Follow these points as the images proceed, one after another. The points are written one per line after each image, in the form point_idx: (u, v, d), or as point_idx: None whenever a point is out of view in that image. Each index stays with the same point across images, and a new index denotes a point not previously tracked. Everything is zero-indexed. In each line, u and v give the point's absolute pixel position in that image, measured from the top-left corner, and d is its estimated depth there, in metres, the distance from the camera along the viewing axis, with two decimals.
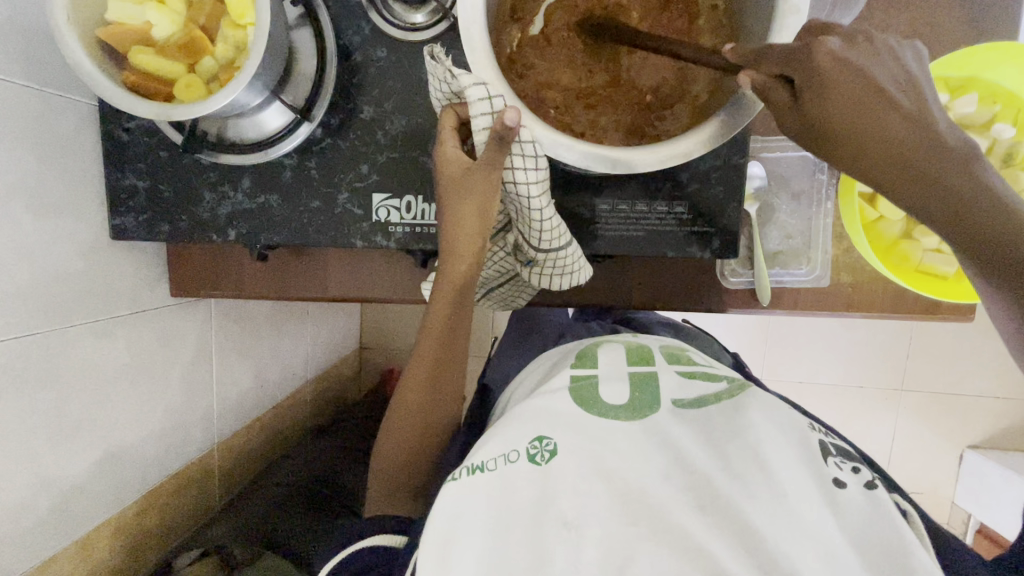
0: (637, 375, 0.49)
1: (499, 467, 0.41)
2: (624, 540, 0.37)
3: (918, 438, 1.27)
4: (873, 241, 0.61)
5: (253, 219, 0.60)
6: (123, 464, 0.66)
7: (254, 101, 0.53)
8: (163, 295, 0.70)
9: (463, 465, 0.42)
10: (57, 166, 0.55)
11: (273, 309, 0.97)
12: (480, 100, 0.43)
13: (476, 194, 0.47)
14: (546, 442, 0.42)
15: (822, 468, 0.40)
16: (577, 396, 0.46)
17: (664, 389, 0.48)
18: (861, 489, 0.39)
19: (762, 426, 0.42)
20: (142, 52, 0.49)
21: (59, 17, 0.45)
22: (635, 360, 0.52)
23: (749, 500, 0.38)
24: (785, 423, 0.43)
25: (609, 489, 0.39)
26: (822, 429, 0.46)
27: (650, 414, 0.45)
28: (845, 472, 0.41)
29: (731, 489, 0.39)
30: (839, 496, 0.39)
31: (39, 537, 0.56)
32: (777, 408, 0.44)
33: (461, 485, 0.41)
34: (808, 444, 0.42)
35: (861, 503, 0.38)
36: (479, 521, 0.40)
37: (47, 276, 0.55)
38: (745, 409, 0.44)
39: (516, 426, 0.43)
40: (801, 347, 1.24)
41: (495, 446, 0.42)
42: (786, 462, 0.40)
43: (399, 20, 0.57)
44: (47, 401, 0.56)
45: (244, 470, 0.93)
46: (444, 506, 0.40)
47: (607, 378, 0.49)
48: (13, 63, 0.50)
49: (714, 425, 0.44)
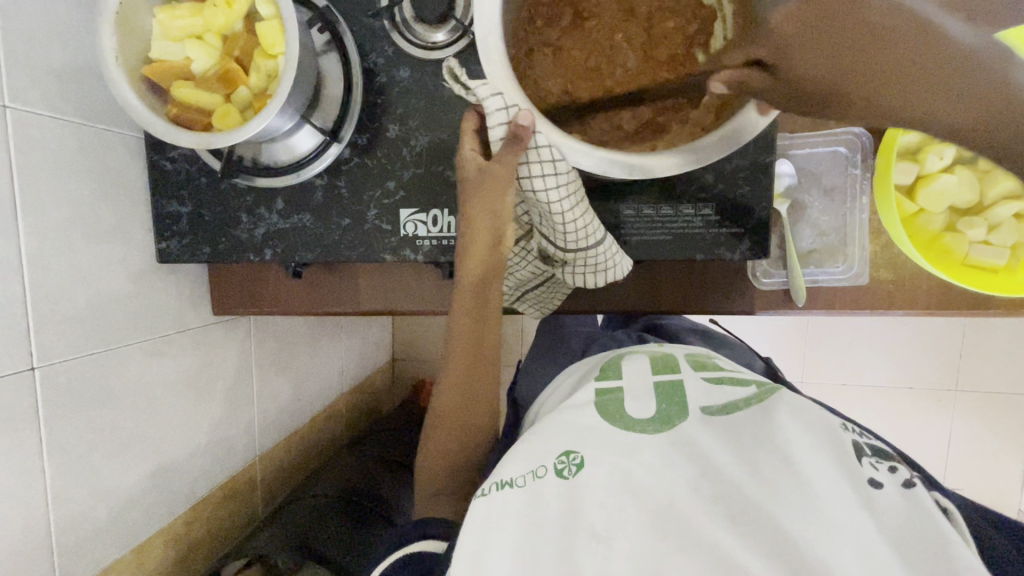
0: (663, 387, 0.48)
1: (528, 484, 0.41)
2: (652, 554, 0.36)
3: (976, 441, 1.20)
4: (912, 237, 0.58)
5: (287, 238, 0.62)
6: (173, 477, 0.69)
7: (285, 126, 0.55)
8: (206, 314, 0.73)
9: (492, 481, 0.42)
10: (106, 196, 0.59)
11: (308, 325, 1.00)
12: (498, 110, 0.46)
13: (490, 195, 0.49)
14: (572, 455, 0.41)
15: (856, 468, 0.38)
16: (602, 409, 0.45)
17: (691, 398, 0.46)
18: (898, 488, 0.37)
19: (793, 430, 0.40)
20: (182, 86, 0.52)
21: (107, 59, 0.49)
22: (659, 368, 0.50)
23: (778, 504, 0.36)
24: (816, 424, 0.41)
25: (630, 507, 0.38)
26: (855, 428, 0.43)
27: (679, 424, 0.43)
28: (882, 472, 0.38)
29: (758, 495, 0.37)
30: (875, 497, 0.37)
31: (101, 545, 0.60)
32: (804, 409, 0.42)
33: (491, 500, 0.41)
34: (841, 445, 0.39)
35: (899, 505, 0.36)
36: (510, 536, 0.39)
37: (100, 300, 0.59)
38: (773, 413, 0.42)
39: (543, 440, 0.43)
40: (843, 347, 1.20)
41: (521, 463, 0.42)
42: (818, 463, 0.38)
43: (420, 39, 0.58)
44: (104, 418, 0.59)
45: (283, 482, 0.95)
46: (475, 519, 0.40)
47: (633, 393, 0.47)
48: (66, 102, 0.54)
49: (742, 436, 0.42)
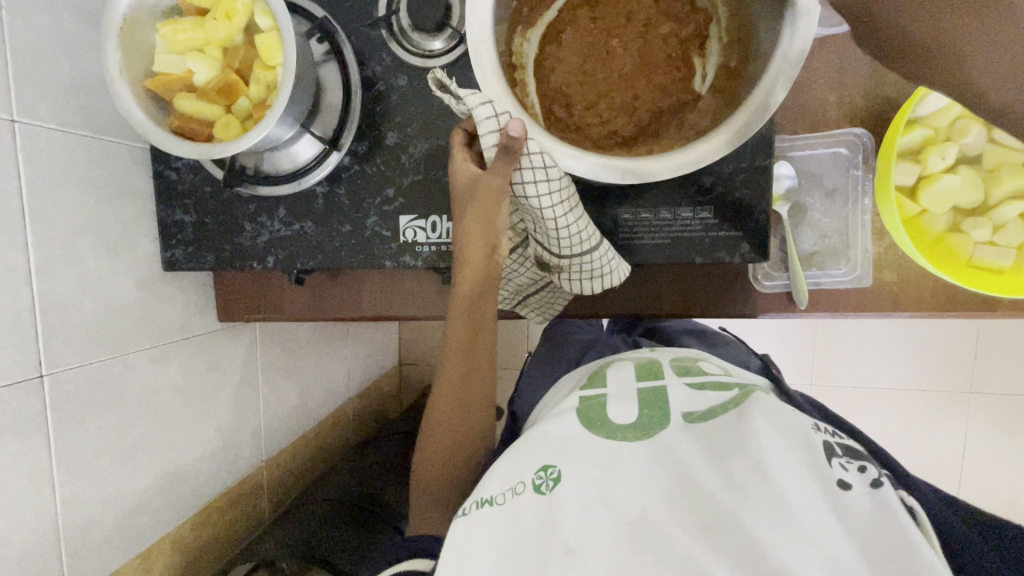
0: (645, 393, 0.47)
1: (507, 501, 0.41)
2: (631, 567, 0.36)
3: (992, 444, 1.18)
4: (915, 238, 0.57)
5: (288, 246, 0.63)
6: (180, 482, 0.70)
7: (285, 135, 0.56)
8: (212, 321, 0.74)
9: (473, 499, 0.42)
10: (113, 206, 0.60)
11: (315, 330, 1.01)
12: (487, 119, 0.46)
13: (482, 203, 0.48)
14: (550, 471, 0.41)
15: (825, 470, 0.38)
16: (584, 418, 0.45)
17: (671, 403, 0.46)
18: (867, 489, 0.37)
19: (767, 432, 0.40)
20: (184, 98, 0.53)
21: (113, 74, 0.50)
22: (643, 375, 0.50)
23: (753, 512, 0.36)
24: (789, 426, 0.40)
25: (623, 513, 0.38)
26: (828, 428, 0.43)
27: (658, 431, 0.43)
28: (851, 473, 0.38)
29: (733, 503, 0.37)
30: (842, 498, 0.36)
31: (110, 548, 0.61)
32: (780, 410, 0.41)
33: (469, 519, 0.41)
34: (811, 447, 0.39)
35: (867, 507, 0.36)
36: (488, 553, 0.39)
37: (107, 308, 0.60)
38: (748, 416, 0.41)
39: (522, 456, 0.43)
40: (853, 350, 1.18)
41: (502, 480, 0.42)
42: (791, 468, 0.38)
43: (417, 48, 0.59)
44: (112, 423, 0.61)
45: (289, 486, 0.96)
46: (454, 538, 0.40)
47: (617, 398, 0.47)
48: (73, 115, 0.56)
49: (722, 436, 0.42)
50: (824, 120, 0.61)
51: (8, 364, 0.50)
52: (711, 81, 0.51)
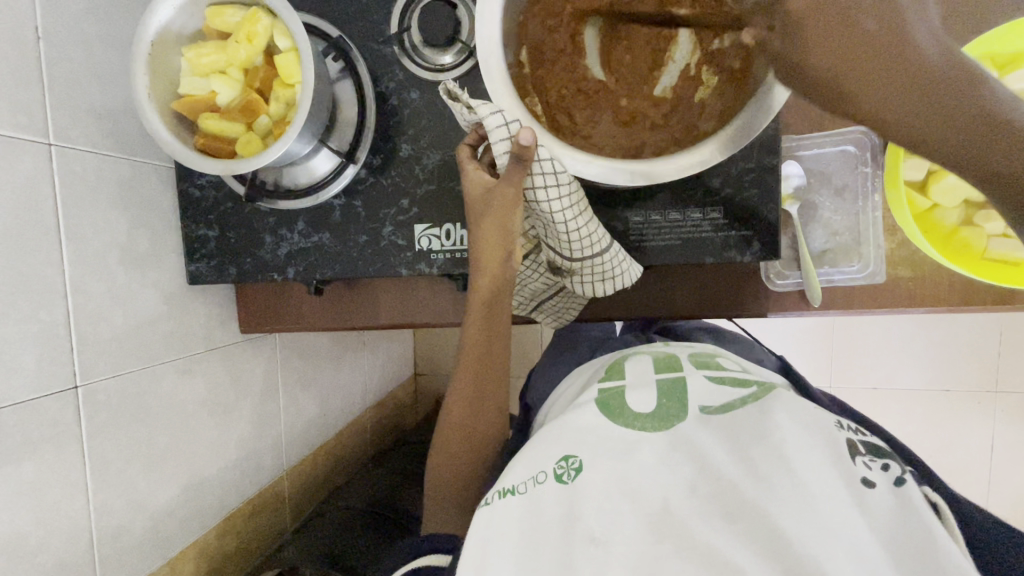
0: (665, 384, 0.48)
1: (529, 490, 0.41)
2: (652, 554, 0.36)
3: (1020, 445, 1.15)
4: (928, 233, 0.58)
5: (308, 256, 0.65)
6: (203, 491, 0.72)
7: (303, 150, 0.59)
8: (234, 333, 0.76)
9: (495, 489, 0.43)
10: (139, 222, 0.62)
11: (332, 342, 1.03)
12: (498, 127, 0.47)
13: (495, 209, 0.50)
14: (571, 460, 0.42)
15: (849, 466, 0.38)
16: (604, 406, 0.46)
17: (691, 396, 0.46)
18: (890, 488, 0.37)
19: (789, 427, 0.40)
20: (208, 118, 0.55)
21: (142, 97, 0.52)
22: (662, 367, 0.51)
23: (773, 500, 0.36)
24: (812, 422, 0.41)
25: (640, 508, 0.38)
26: (852, 425, 0.43)
27: (675, 424, 0.44)
28: (875, 471, 0.38)
29: (756, 493, 0.37)
30: (865, 495, 0.37)
31: (139, 554, 0.62)
32: (802, 408, 0.42)
33: (493, 508, 0.41)
34: (835, 443, 0.40)
35: (890, 503, 0.37)
36: (510, 543, 0.39)
37: (136, 321, 0.62)
38: (769, 411, 0.42)
39: (542, 447, 0.44)
40: (870, 351, 1.17)
41: (523, 470, 0.43)
42: (814, 461, 0.38)
43: (429, 63, 0.61)
44: (140, 432, 0.62)
45: (310, 495, 0.97)
46: (478, 524, 0.41)
47: (635, 387, 0.48)
48: (104, 137, 0.59)
49: (741, 430, 0.42)
50: (830, 119, 0.62)
51: (46, 375, 0.52)
52: (710, 83, 0.52)
